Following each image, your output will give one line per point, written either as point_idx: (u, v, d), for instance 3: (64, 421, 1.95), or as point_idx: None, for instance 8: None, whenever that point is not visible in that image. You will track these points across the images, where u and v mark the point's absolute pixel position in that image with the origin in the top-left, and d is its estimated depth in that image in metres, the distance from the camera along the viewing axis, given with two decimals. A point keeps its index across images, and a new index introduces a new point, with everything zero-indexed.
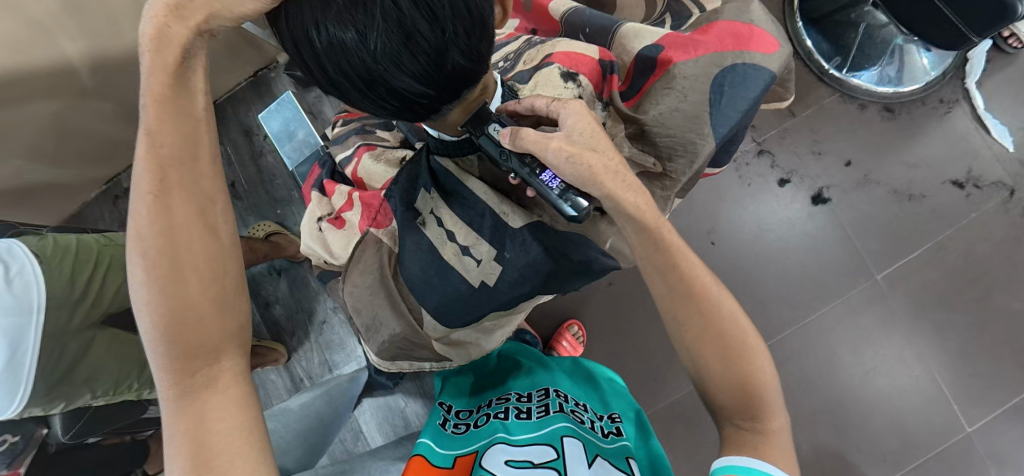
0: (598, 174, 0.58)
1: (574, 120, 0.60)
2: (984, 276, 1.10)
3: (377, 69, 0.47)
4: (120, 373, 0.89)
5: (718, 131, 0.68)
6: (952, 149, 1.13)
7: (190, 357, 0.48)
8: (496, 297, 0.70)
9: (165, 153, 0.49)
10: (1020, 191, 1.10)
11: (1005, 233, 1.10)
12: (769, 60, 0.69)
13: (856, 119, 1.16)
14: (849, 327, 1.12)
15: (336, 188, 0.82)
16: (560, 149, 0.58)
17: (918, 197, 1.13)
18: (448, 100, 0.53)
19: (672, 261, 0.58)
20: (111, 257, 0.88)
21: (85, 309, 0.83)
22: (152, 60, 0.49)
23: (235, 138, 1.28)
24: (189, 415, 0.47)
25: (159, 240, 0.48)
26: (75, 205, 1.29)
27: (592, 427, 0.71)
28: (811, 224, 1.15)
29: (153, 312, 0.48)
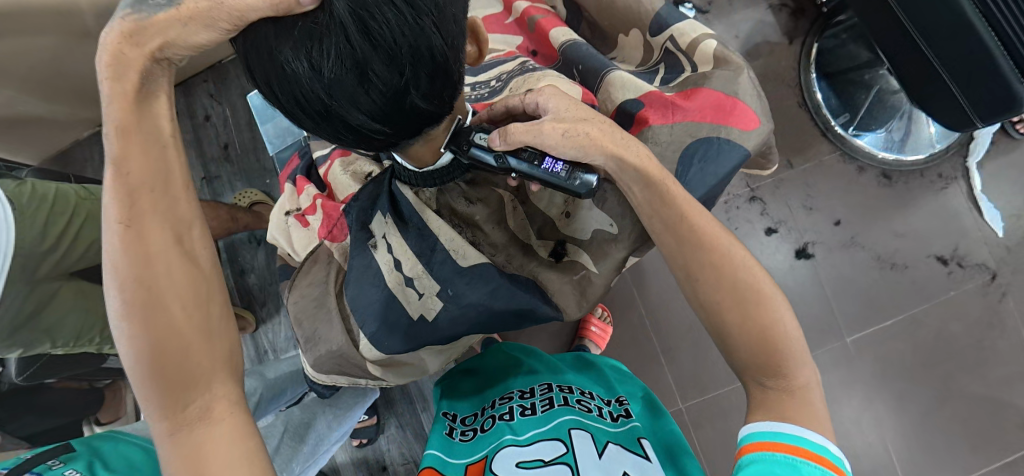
0: (597, 139, 0.59)
1: (555, 102, 0.61)
2: (953, 355, 1.10)
3: (331, 104, 0.47)
4: (82, 328, 0.89)
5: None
6: (942, 224, 1.13)
7: (177, 389, 0.48)
8: (436, 332, 0.69)
9: (136, 182, 0.49)
10: (1002, 277, 1.10)
11: (980, 316, 1.10)
12: (746, 137, 0.69)
13: (852, 180, 1.16)
14: None
15: (305, 187, 0.81)
16: (555, 127, 0.58)
17: (900, 267, 1.13)
18: (406, 136, 0.54)
19: (681, 214, 0.60)
20: (89, 212, 0.88)
21: (54, 259, 0.83)
22: (111, 87, 0.48)
23: (234, 100, 1.27)
24: (188, 448, 0.47)
25: (133, 269, 0.48)
26: (66, 141, 1.28)
27: (601, 413, 0.73)
28: (791, 277, 1.15)
29: (135, 342, 0.48)
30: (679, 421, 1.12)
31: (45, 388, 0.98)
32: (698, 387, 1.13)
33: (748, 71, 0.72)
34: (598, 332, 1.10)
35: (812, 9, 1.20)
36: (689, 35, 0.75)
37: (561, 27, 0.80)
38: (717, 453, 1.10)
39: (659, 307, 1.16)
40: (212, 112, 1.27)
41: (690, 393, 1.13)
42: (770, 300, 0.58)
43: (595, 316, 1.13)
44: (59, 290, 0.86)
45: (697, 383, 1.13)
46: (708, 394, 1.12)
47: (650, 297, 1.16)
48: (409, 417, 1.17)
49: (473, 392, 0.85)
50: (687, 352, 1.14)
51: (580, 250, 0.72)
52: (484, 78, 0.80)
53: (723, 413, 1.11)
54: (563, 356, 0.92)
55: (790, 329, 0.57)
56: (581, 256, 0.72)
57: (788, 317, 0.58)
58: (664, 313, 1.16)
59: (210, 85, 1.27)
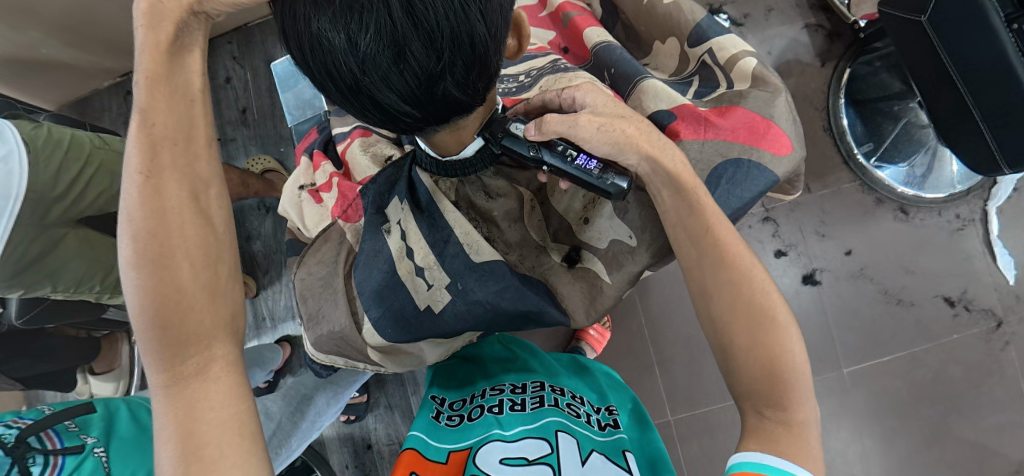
0: (633, 136, 0.59)
1: (593, 96, 0.60)
2: (948, 397, 1.09)
3: (362, 78, 0.46)
4: (83, 279, 0.89)
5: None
6: (953, 266, 1.12)
7: (178, 343, 0.48)
8: (439, 326, 0.68)
9: (159, 134, 0.49)
10: (1007, 325, 1.09)
11: (980, 362, 1.09)
12: (777, 163, 0.68)
13: (869, 211, 1.14)
14: None
15: (321, 163, 0.81)
16: (592, 121, 0.57)
17: (906, 303, 1.12)
18: (434, 122, 0.53)
19: (709, 227, 0.60)
20: (101, 161, 0.87)
21: (63, 205, 0.83)
22: (145, 35, 0.48)
23: (256, 65, 1.26)
24: (180, 404, 0.47)
25: (148, 220, 0.48)
26: (86, 89, 1.28)
27: (588, 420, 0.72)
28: (795, 302, 1.14)
29: (142, 295, 0.47)
30: (666, 433, 1.12)
31: (43, 332, 0.99)
32: (691, 400, 1.12)
33: (785, 94, 0.71)
34: (596, 336, 1.10)
35: (848, 33, 1.18)
36: (728, 51, 0.74)
37: (595, 27, 0.79)
38: (701, 468, 1.10)
39: (660, 317, 1.15)
40: (234, 73, 1.27)
41: (680, 406, 1.13)
42: (784, 329, 0.57)
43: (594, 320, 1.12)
44: (66, 238, 0.86)
45: (690, 396, 1.13)
46: (699, 410, 1.12)
47: (652, 307, 1.16)
48: (399, 399, 1.17)
49: (464, 378, 0.85)
50: (683, 365, 1.14)
51: (596, 258, 0.71)
52: (514, 71, 0.79)
53: (711, 430, 1.11)
54: (559, 356, 0.92)
55: (798, 360, 0.56)
56: (596, 263, 0.71)
57: (797, 343, 0.57)
58: (664, 323, 1.15)
59: (234, 47, 1.26)
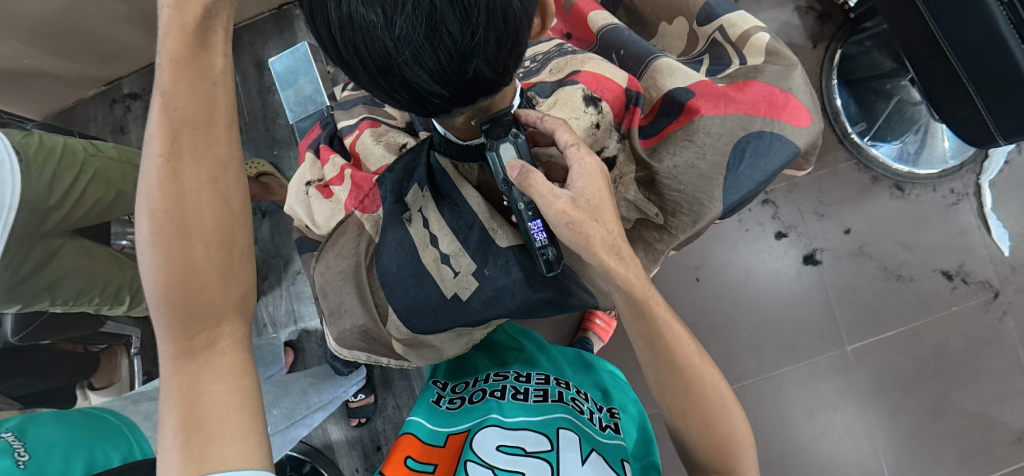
0: (595, 243, 0.57)
1: (585, 182, 0.58)
2: (950, 369, 1.11)
3: (393, 57, 0.45)
4: (82, 291, 0.87)
5: (728, 198, 0.67)
6: (950, 240, 1.13)
7: (191, 318, 0.48)
8: (466, 314, 0.68)
9: (178, 118, 0.47)
10: (1004, 295, 1.11)
11: (979, 333, 1.11)
12: (797, 134, 0.68)
13: (866, 190, 1.16)
14: (809, 390, 1.13)
15: (330, 156, 0.79)
16: (564, 212, 0.56)
17: (905, 279, 1.13)
18: (461, 104, 0.52)
19: (648, 312, 0.57)
20: (94, 168, 0.84)
21: (60, 213, 0.81)
22: (170, 15, 0.47)
23: (246, 68, 1.24)
24: (186, 377, 0.47)
25: (170, 204, 0.47)
26: (70, 99, 1.25)
27: (590, 417, 0.71)
28: (798, 282, 1.15)
29: (158, 270, 0.47)
30: None
31: (41, 347, 0.96)
32: None
33: (800, 68, 0.71)
34: (603, 326, 1.10)
35: (838, 14, 1.19)
36: (741, 27, 0.73)
37: (598, 11, 0.79)
38: None
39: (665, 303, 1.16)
40: None
41: None
42: (732, 414, 0.58)
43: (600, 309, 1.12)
44: (65, 250, 0.84)
45: None
46: None
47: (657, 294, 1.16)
48: (406, 398, 1.17)
49: (466, 364, 0.86)
50: None
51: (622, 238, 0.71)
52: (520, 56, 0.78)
53: None
54: (565, 351, 0.90)
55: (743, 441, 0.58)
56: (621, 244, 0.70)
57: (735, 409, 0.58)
58: None
59: None
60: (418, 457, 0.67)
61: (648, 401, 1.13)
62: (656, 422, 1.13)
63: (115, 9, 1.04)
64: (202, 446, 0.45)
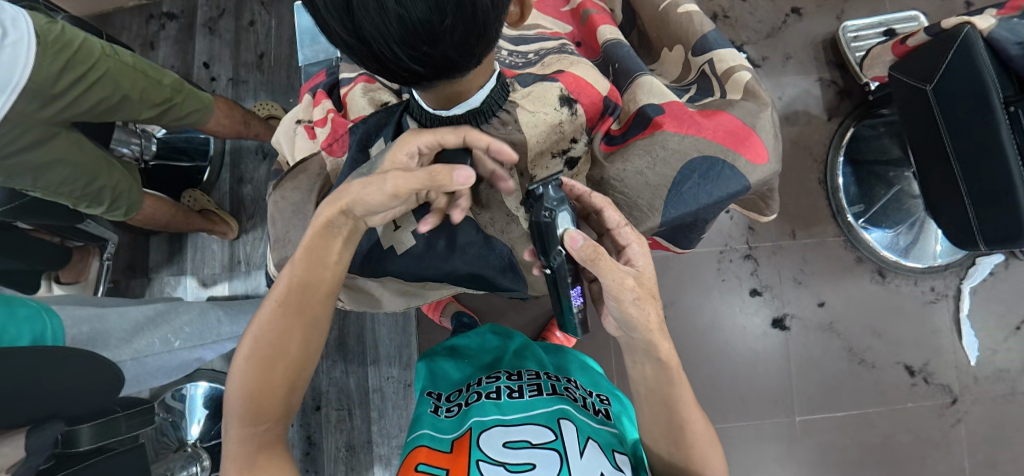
0: (650, 324, 0.59)
1: (642, 262, 0.61)
2: (894, 463, 1.11)
3: (364, 29, 0.47)
4: (63, 184, 0.89)
5: (667, 212, 0.71)
6: (919, 336, 1.13)
7: (258, 418, 0.58)
8: (401, 267, 0.71)
9: (309, 261, 0.60)
10: (961, 403, 1.11)
11: (930, 435, 1.11)
12: (751, 169, 0.70)
13: (847, 268, 1.16)
14: (750, 451, 1.12)
15: (322, 101, 0.81)
16: (636, 290, 0.58)
17: (868, 364, 1.13)
18: (430, 83, 0.54)
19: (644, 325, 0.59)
20: (108, 69, 0.87)
21: (62, 103, 0.83)
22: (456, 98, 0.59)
23: (283, 14, 1.29)
24: (251, 436, 0.58)
25: (275, 330, 0.59)
26: (109, 6, 1.29)
27: (585, 405, 0.73)
28: (762, 343, 1.15)
29: (258, 347, 0.59)
30: None
31: (15, 228, 0.99)
32: None
33: (772, 110, 0.72)
34: (561, 338, 1.11)
35: (859, 94, 1.21)
36: (728, 63, 0.75)
37: (609, 26, 0.81)
38: None
39: None
40: (258, 19, 1.29)
41: None
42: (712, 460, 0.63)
43: (562, 322, 1.13)
44: (59, 141, 0.86)
45: None
46: None
47: None
48: (355, 366, 1.17)
49: (457, 373, 0.84)
50: None
51: None
52: (524, 49, 0.80)
53: None
54: (545, 344, 0.92)
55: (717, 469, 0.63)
56: None
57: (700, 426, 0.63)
58: None
59: None
60: (430, 463, 0.65)
61: None
62: None
63: None
64: None
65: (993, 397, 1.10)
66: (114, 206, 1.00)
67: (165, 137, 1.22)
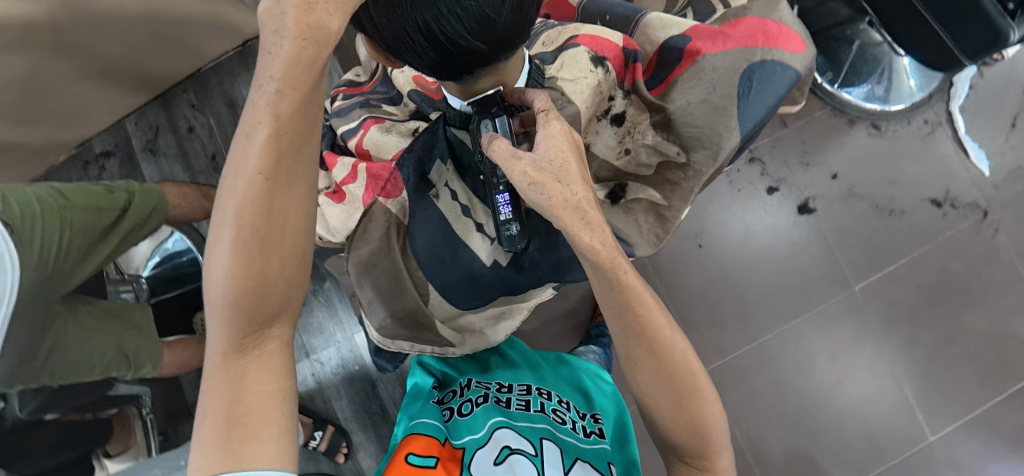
0: (559, 208, 0.56)
1: (548, 144, 0.58)
2: (954, 293, 1.14)
3: (434, 24, 0.51)
4: (76, 359, 0.84)
5: (742, 127, 0.75)
6: (932, 169, 1.16)
7: (243, 348, 0.52)
8: (505, 279, 0.80)
9: (286, 126, 0.48)
10: (993, 213, 1.14)
11: (977, 254, 1.14)
12: (795, 59, 0.76)
13: (845, 134, 1.18)
14: (827, 335, 1.15)
15: (337, 160, 0.85)
16: (526, 173, 0.57)
17: (897, 213, 1.16)
18: (489, 58, 0.59)
19: (625, 300, 0.56)
20: (71, 218, 0.81)
21: (54, 280, 0.80)
22: (304, 95, 0.48)
23: (217, 109, 1.25)
24: (233, 374, 0.52)
25: (257, 216, 0.49)
26: (41, 169, 1.21)
27: (573, 427, 0.74)
28: (796, 233, 1.17)
29: (230, 283, 0.50)
30: None
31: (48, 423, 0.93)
32: (717, 350, 1.16)
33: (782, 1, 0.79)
34: None
35: None
36: None
37: None
38: (743, 411, 1.15)
39: (672, 274, 1.18)
40: (194, 121, 1.25)
41: (709, 356, 1.16)
42: (709, 425, 0.58)
43: None
44: (48, 319, 0.81)
45: (716, 345, 1.16)
46: (728, 355, 1.16)
47: (662, 265, 1.18)
48: None
49: (465, 370, 0.88)
50: (704, 317, 1.17)
51: (645, 185, 0.81)
52: None
53: (744, 374, 1.15)
54: (545, 353, 0.92)
55: (712, 414, 0.58)
56: (646, 190, 0.81)
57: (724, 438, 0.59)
58: (677, 280, 1.18)
59: (190, 93, 1.25)
60: (418, 452, 0.66)
61: None
62: None
63: (77, 66, 1.02)
64: (243, 445, 0.49)
65: (1019, 197, 1.14)
66: (141, 355, 0.94)
67: (155, 271, 1.17)
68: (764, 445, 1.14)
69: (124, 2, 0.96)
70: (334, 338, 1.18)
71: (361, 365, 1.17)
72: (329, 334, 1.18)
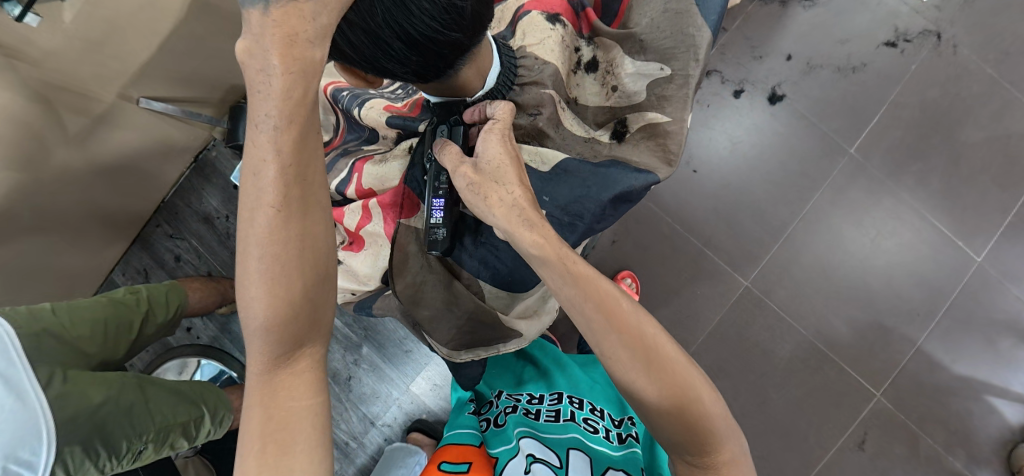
0: (494, 205, 0.61)
1: (490, 150, 0.64)
2: (943, 119, 1.16)
3: (406, 26, 0.55)
4: (139, 416, 0.80)
5: (708, 20, 0.79)
6: (873, 15, 1.18)
7: (280, 365, 0.53)
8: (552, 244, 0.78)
9: (290, 159, 0.50)
10: (946, 32, 1.16)
11: (947, 75, 1.16)
12: None
13: (781, 15, 1.20)
14: (844, 205, 1.17)
15: (343, 211, 0.89)
16: (468, 176, 0.64)
17: (860, 67, 1.18)
18: (464, 48, 0.62)
19: (592, 287, 0.57)
20: (77, 304, 0.84)
21: (69, 349, 0.79)
22: (306, 123, 0.50)
23: (196, 229, 1.25)
24: (268, 393, 0.53)
25: (277, 247, 0.51)
26: None
27: (607, 435, 0.80)
28: (777, 123, 1.19)
29: (260, 307, 0.51)
30: (752, 298, 1.17)
31: None
32: (750, 259, 1.17)
33: None
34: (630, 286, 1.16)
35: None
36: None
37: None
38: (796, 307, 1.16)
39: (679, 207, 1.19)
40: (179, 248, 1.25)
41: (745, 268, 1.17)
42: (702, 403, 0.55)
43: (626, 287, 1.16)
44: (86, 380, 0.76)
45: (747, 255, 1.17)
46: (762, 261, 1.17)
47: (668, 202, 1.20)
48: None
49: (516, 374, 0.94)
50: (725, 235, 1.18)
51: (645, 110, 0.81)
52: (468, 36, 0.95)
53: (784, 271, 1.17)
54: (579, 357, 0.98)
55: (709, 404, 0.55)
56: (648, 114, 0.81)
57: (723, 418, 0.56)
58: (686, 211, 1.19)
59: (165, 225, 1.25)
60: (450, 459, 0.77)
61: (721, 296, 1.17)
62: (737, 311, 1.17)
63: (49, 239, 1.01)
64: (278, 460, 0.50)
65: (962, 8, 1.16)
66: (213, 407, 0.91)
67: None
68: (829, 329, 1.15)
69: (71, 161, 0.96)
70: (389, 396, 1.17)
71: (427, 411, 1.17)
72: (384, 395, 1.17)
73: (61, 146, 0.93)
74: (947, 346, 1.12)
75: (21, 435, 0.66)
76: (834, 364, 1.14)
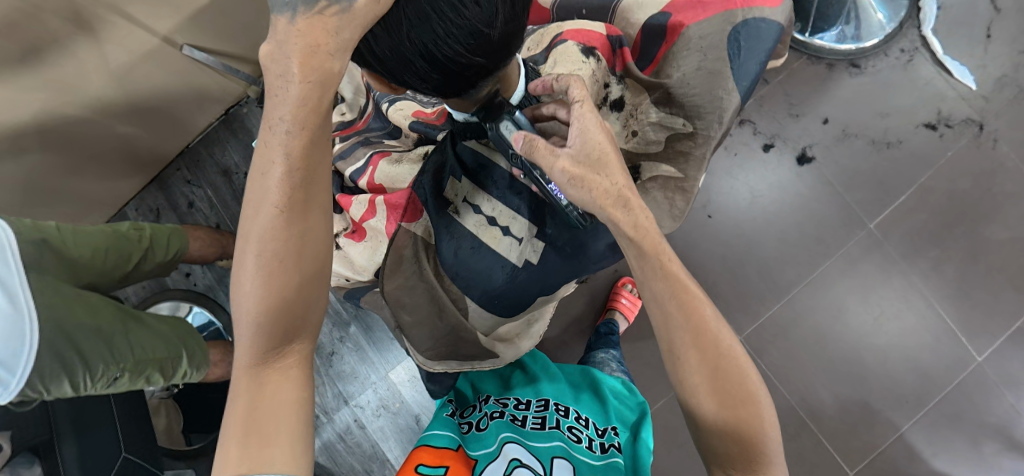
0: (601, 198, 0.60)
1: (585, 137, 0.60)
2: (969, 211, 1.14)
3: (427, 52, 0.54)
4: (119, 346, 0.81)
5: (740, 86, 0.81)
6: (918, 94, 1.16)
7: (269, 359, 0.55)
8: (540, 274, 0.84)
9: (297, 164, 0.52)
10: (989, 125, 1.14)
11: (982, 168, 1.14)
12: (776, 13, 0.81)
13: (825, 77, 1.19)
14: (853, 277, 1.15)
15: (351, 201, 0.91)
16: (567, 169, 0.60)
17: (895, 143, 1.16)
18: (489, 68, 0.62)
19: (679, 283, 0.58)
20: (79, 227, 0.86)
21: (67, 263, 0.81)
22: (316, 131, 0.52)
23: (213, 179, 1.27)
24: (255, 388, 0.54)
25: (279, 242, 0.53)
26: None
27: (590, 445, 0.79)
28: (801, 184, 1.18)
29: (257, 300, 0.53)
30: None
31: None
32: (749, 314, 1.16)
33: None
34: (627, 304, 1.16)
35: None
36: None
37: None
38: (786, 369, 1.15)
39: (688, 247, 1.19)
40: (194, 196, 1.27)
41: (741, 321, 1.17)
42: (758, 404, 0.56)
43: (624, 290, 1.19)
44: (74, 302, 0.78)
45: (746, 309, 1.17)
46: (761, 318, 1.16)
47: (678, 240, 1.20)
48: None
49: (501, 378, 0.95)
50: (729, 284, 1.17)
51: (659, 163, 0.85)
52: None
53: (781, 332, 1.16)
54: (572, 369, 0.98)
55: (764, 410, 0.57)
56: (661, 167, 0.85)
57: (777, 441, 0.57)
58: (693, 253, 1.19)
59: (183, 170, 1.27)
60: (426, 463, 0.73)
61: None
62: None
63: (69, 162, 1.03)
64: (259, 453, 0.51)
65: (1010, 103, 1.14)
66: (189, 350, 0.93)
67: None
68: (815, 398, 1.14)
69: (104, 91, 0.98)
70: (368, 379, 1.18)
71: (402, 403, 1.17)
72: (362, 377, 1.18)
73: (98, 74, 0.94)
74: (931, 439, 1.10)
75: (5, 341, 0.68)
76: (813, 434, 1.13)
